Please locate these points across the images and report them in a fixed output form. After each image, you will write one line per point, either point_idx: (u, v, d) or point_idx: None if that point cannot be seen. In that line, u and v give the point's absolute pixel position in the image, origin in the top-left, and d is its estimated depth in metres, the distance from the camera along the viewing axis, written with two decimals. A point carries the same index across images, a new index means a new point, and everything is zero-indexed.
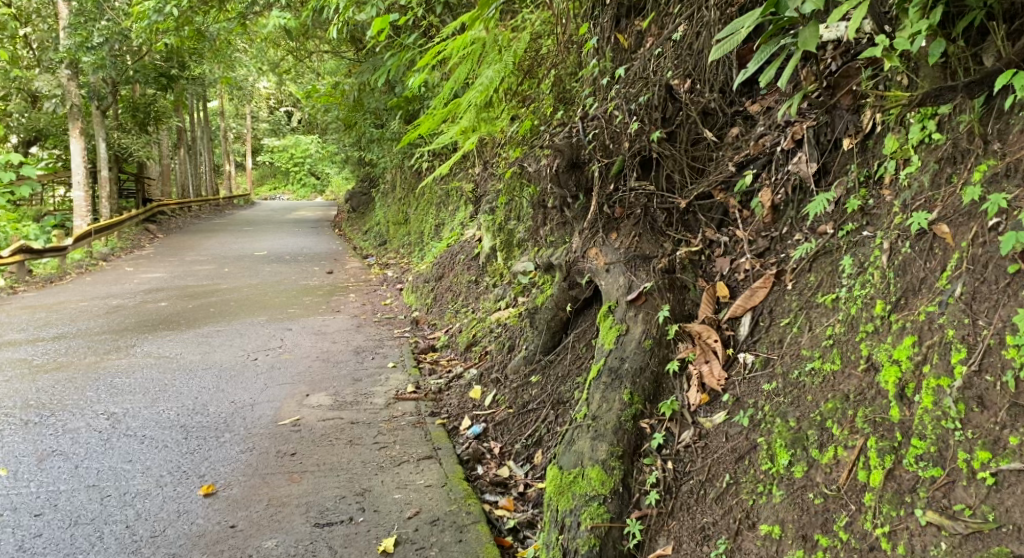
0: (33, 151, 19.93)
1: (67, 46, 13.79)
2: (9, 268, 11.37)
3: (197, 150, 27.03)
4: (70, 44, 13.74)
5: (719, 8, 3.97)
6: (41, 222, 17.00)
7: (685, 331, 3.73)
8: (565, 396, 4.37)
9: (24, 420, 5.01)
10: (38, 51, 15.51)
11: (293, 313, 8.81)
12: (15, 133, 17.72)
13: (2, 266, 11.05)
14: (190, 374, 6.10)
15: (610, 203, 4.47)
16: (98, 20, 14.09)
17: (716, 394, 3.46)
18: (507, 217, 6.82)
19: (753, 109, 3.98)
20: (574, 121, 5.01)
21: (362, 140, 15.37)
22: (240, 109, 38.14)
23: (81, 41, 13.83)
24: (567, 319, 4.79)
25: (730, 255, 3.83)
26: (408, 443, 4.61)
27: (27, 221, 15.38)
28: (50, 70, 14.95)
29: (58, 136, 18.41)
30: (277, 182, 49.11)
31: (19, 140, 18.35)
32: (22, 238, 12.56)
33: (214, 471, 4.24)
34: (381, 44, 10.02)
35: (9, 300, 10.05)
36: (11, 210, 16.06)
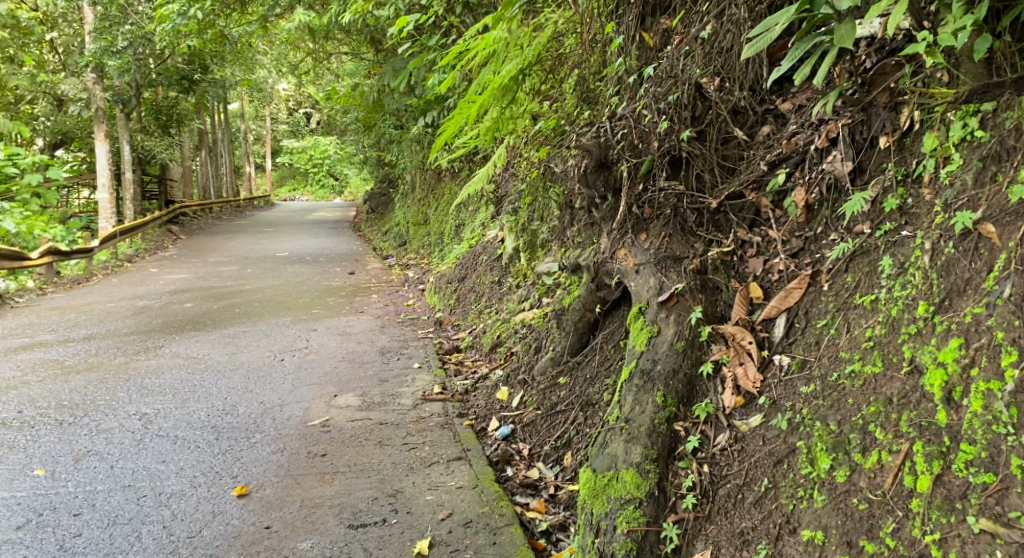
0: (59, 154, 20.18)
1: (93, 50, 14.02)
2: (38, 269, 11.50)
3: (218, 151, 27.26)
4: (96, 48, 14.00)
5: (748, 5, 3.93)
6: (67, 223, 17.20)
7: (718, 333, 3.69)
8: (594, 398, 4.34)
9: (58, 420, 5.05)
10: (64, 55, 15.74)
11: (317, 314, 8.84)
12: (42, 136, 17.95)
13: (31, 267, 11.18)
14: (219, 374, 6.13)
15: (639, 204, 4.39)
16: (122, 24, 14.28)
17: (751, 396, 3.42)
18: (531, 218, 6.79)
19: (784, 107, 3.93)
20: (601, 120, 4.89)
21: (382, 141, 15.43)
22: (260, 110, 38.44)
23: (106, 46, 14.07)
24: (595, 320, 4.75)
25: (764, 255, 3.78)
26: (437, 444, 4.60)
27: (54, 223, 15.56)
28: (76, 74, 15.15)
29: (84, 139, 18.63)
30: (297, 183, 49.43)
31: (45, 143, 18.58)
32: (49, 239, 12.72)
33: (247, 472, 4.25)
34: (401, 46, 10.06)
35: (38, 301, 10.18)
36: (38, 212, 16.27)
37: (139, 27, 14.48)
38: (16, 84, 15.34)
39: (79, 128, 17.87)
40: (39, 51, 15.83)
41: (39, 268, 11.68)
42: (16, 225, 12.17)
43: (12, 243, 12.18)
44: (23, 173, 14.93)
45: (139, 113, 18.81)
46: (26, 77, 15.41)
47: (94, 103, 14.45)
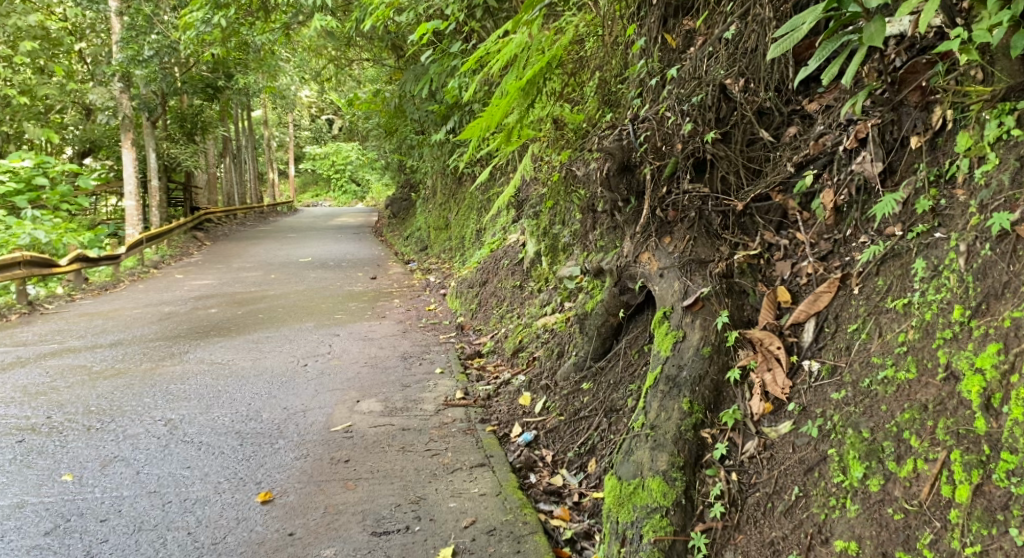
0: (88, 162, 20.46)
1: (121, 60, 14.23)
2: (67, 276, 11.64)
3: (241, 158, 27.50)
4: (122, 58, 14.12)
5: (773, 4, 3.88)
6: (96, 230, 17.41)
7: (745, 338, 3.62)
8: (618, 403, 4.29)
9: (86, 426, 5.08)
10: (92, 66, 15.98)
11: (340, 319, 8.86)
12: (71, 145, 18.20)
13: (60, 274, 11.32)
14: (243, 380, 6.14)
15: (663, 207, 4.33)
16: (149, 34, 14.46)
17: (780, 403, 3.36)
18: (552, 222, 6.74)
19: (811, 108, 3.86)
20: (623, 122, 4.84)
21: (403, 147, 15.47)
22: (284, 117, 38.78)
23: (133, 55, 14.21)
24: (618, 325, 4.70)
25: (791, 258, 3.72)
26: (460, 450, 4.56)
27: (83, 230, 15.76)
28: (104, 83, 15.33)
29: (112, 147, 18.86)
30: (320, 190, 49.78)
31: (75, 152, 18.86)
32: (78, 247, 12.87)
33: (270, 478, 4.25)
34: (422, 51, 10.07)
35: (67, 308, 10.29)
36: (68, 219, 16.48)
37: (165, 37, 14.64)
38: (46, 93, 15.56)
39: (107, 137, 18.10)
40: (69, 62, 16.06)
41: (68, 275, 11.83)
42: (46, 233, 12.33)
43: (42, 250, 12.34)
44: (52, 182, 15.15)
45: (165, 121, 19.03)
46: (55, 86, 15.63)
47: (121, 112, 14.67)
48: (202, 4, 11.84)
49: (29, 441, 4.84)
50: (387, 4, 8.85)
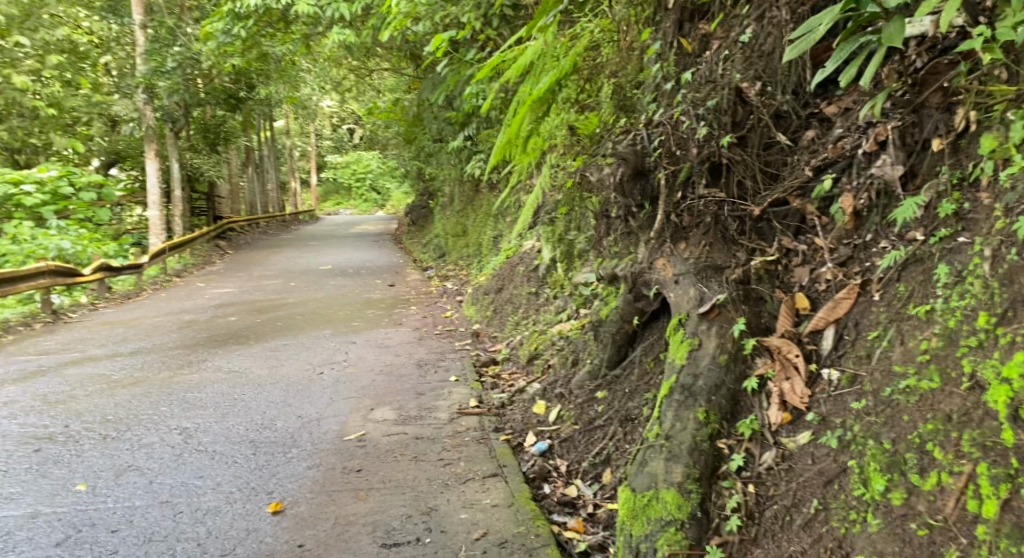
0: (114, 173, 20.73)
1: (144, 71, 14.39)
2: (90, 284, 11.75)
3: (263, 167, 27.73)
4: (146, 69, 14.45)
5: (790, 8, 3.85)
6: (120, 240, 17.60)
7: (763, 345, 3.55)
8: (634, 413, 4.22)
9: (102, 435, 5.08)
10: (120, 78, 16.30)
11: (357, 326, 8.85)
12: (97, 155, 18.44)
13: (84, 283, 11.42)
14: (259, 388, 6.13)
15: (678, 212, 4.26)
16: (171, 46, 14.79)
17: (799, 413, 3.27)
18: (567, 228, 6.67)
19: (829, 111, 3.80)
20: (636, 129, 4.71)
21: (422, 154, 15.50)
22: (305, 127, 39.09)
23: (156, 66, 14.53)
24: (634, 333, 4.63)
25: (810, 264, 3.64)
26: (473, 460, 4.50)
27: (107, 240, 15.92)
28: (128, 95, 15.52)
29: (136, 157, 19.08)
30: (340, 198, 50.09)
31: (101, 163, 19.11)
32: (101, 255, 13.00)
33: (282, 488, 4.21)
34: (440, 60, 10.09)
35: (90, 316, 10.38)
36: (92, 228, 16.67)
37: (187, 49, 14.93)
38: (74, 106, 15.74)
39: (131, 147, 18.29)
40: (94, 74, 16.28)
41: (92, 283, 11.93)
42: (71, 242, 12.46)
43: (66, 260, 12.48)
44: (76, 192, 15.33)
45: (188, 131, 19.21)
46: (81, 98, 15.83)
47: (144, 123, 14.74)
48: (224, 15, 11.94)
49: (45, 450, 4.84)
50: (404, 13, 8.89)
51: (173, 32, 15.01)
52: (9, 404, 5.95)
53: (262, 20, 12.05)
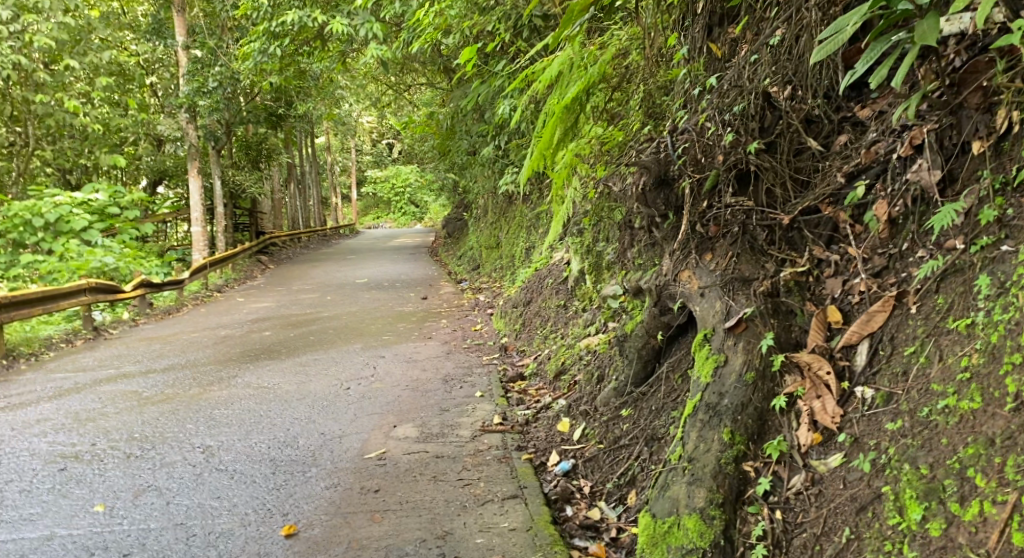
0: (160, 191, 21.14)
1: (186, 91, 14.63)
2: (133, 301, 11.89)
3: (303, 182, 28.03)
4: (189, 90, 14.61)
5: (820, 7, 3.64)
6: (164, 256, 17.89)
7: (792, 361, 3.37)
8: (660, 431, 4.06)
9: (126, 453, 5.06)
10: (163, 98, 16.54)
11: (387, 340, 8.79)
12: (143, 174, 18.79)
13: (125, 299, 11.53)
14: (285, 404, 6.08)
15: (704, 221, 4.10)
16: (213, 66, 14.92)
17: (830, 433, 3.12)
18: (596, 239, 6.51)
19: (863, 114, 3.60)
20: (663, 135, 4.60)
21: (457, 167, 15.47)
22: (346, 142, 39.52)
23: (198, 86, 14.69)
24: (659, 348, 4.46)
25: (843, 275, 3.45)
26: (493, 480, 4.38)
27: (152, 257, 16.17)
28: (172, 114, 15.73)
29: (180, 175, 19.41)
30: (380, 211, 50.54)
31: (148, 182, 19.51)
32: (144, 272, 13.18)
33: (298, 510, 4.13)
34: (472, 72, 10.02)
35: (130, 332, 10.49)
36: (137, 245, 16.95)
37: (228, 68, 15.05)
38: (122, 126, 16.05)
39: (176, 166, 18.59)
40: (140, 95, 16.55)
41: (133, 300, 12.05)
42: (114, 259, 12.63)
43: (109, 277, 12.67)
44: (121, 210, 15.55)
45: (230, 150, 19.46)
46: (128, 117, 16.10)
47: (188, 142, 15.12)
48: (260, 35, 12.01)
49: (70, 470, 4.83)
50: (436, 26, 8.86)
51: (214, 52, 15.22)
52: (41, 421, 5.97)
53: (298, 38, 12.11)
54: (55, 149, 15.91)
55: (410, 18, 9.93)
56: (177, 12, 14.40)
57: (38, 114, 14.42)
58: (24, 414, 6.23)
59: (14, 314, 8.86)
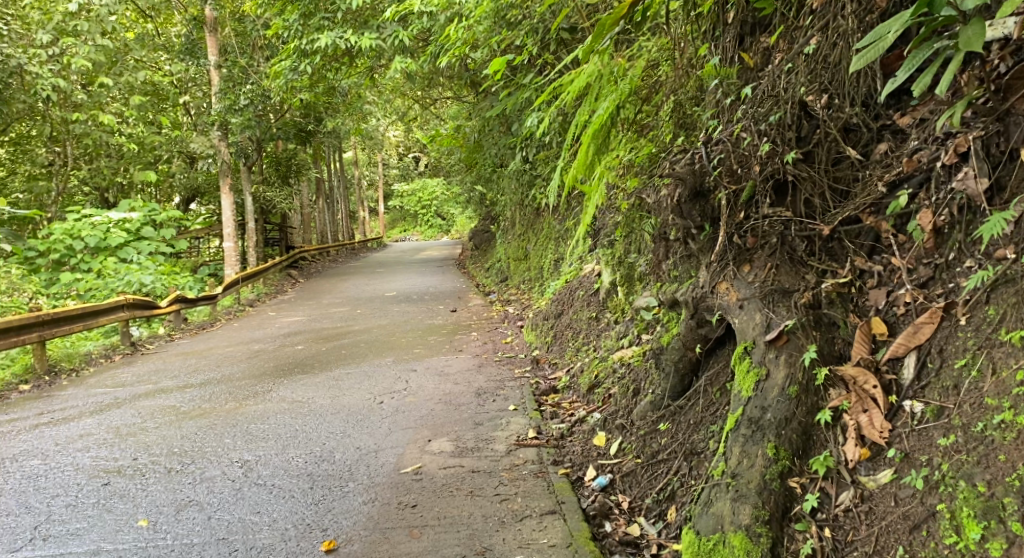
0: (193, 207, 21.43)
1: (219, 109, 14.87)
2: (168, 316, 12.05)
3: (332, 197, 28.28)
4: (221, 107, 14.83)
5: (857, 15, 3.61)
6: (197, 272, 18.13)
7: (836, 375, 3.36)
8: (699, 446, 4.01)
9: (167, 468, 5.10)
10: (195, 116, 16.80)
11: (418, 354, 8.80)
12: (177, 191, 19.06)
13: (161, 315, 11.68)
14: (320, 419, 6.11)
15: (740, 233, 4.03)
16: (244, 84, 15.16)
17: (878, 448, 3.14)
18: (628, 251, 6.47)
19: (903, 122, 3.55)
20: (696, 145, 4.55)
21: (484, 179, 15.51)
22: (373, 156, 39.85)
23: (230, 104, 14.90)
24: (697, 361, 4.41)
25: (887, 286, 3.41)
26: (530, 495, 4.35)
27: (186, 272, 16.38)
28: (204, 132, 15.96)
29: (212, 192, 19.67)
30: (407, 224, 50.85)
31: (181, 199, 19.80)
32: (179, 288, 13.37)
33: (336, 525, 4.13)
34: (500, 84, 10.03)
35: (167, 347, 10.63)
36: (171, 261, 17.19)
37: (258, 86, 15.26)
38: (155, 144, 16.30)
39: (209, 183, 18.85)
40: (172, 114, 16.82)
41: (169, 315, 12.23)
42: (151, 276, 12.83)
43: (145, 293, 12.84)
44: (157, 227, 15.80)
45: (261, 166, 19.69)
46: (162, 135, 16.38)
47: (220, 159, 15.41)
48: (291, 53, 12.18)
49: (113, 484, 4.88)
50: (463, 40, 8.89)
51: (245, 71, 15.45)
52: (83, 437, 6.05)
53: (328, 55, 12.27)
54: (92, 168, 16.35)
55: (438, 32, 10.00)
56: (209, 32, 14.79)
57: (76, 134, 14.79)
58: (66, 430, 6.30)
59: (56, 330, 9.03)
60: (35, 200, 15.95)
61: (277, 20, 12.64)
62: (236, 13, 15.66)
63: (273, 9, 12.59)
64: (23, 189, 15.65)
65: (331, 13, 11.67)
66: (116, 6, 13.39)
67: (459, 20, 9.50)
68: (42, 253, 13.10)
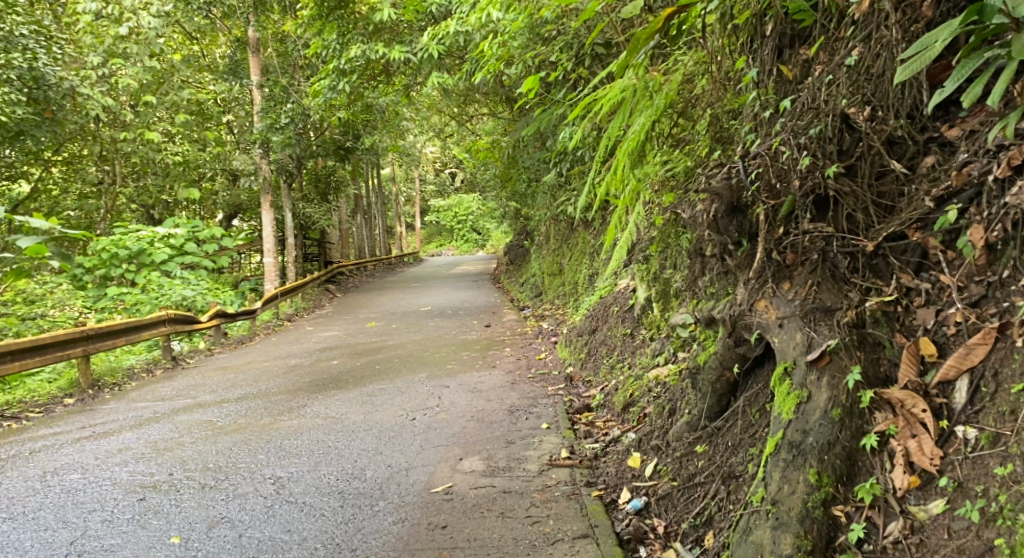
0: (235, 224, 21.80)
1: (260, 128, 15.08)
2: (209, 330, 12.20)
3: (370, 212, 28.53)
4: (262, 126, 15.05)
5: (901, 25, 3.49)
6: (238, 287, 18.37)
7: (882, 399, 3.26)
8: (738, 469, 3.89)
9: (201, 484, 5.10)
10: (237, 135, 17.09)
11: (452, 370, 8.74)
12: (219, 208, 19.39)
13: (202, 329, 11.84)
14: (352, 435, 6.08)
15: (780, 248, 3.91)
16: (285, 103, 15.36)
17: (929, 477, 3.03)
18: (663, 266, 6.33)
19: (951, 134, 3.42)
20: (733, 159, 4.43)
21: (519, 195, 15.47)
22: (410, 172, 40.28)
23: (272, 123, 15.12)
24: (735, 381, 4.28)
25: (935, 304, 3.29)
26: (563, 518, 4.26)
27: (226, 287, 16.59)
28: (246, 150, 16.22)
29: (252, 208, 19.96)
30: (443, 240, 51.18)
31: (223, 215, 20.14)
32: (220, 303, 13.54)
33: (366, 545, 4.08)
34: (534, 100, 10.02)
35: (207, 361, 10.75)
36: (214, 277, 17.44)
37: (299, 105, 15.46)
38: (200, 161, 16.62)
39: (251, 200, 19.16)
40: (216, 133, 17.15)
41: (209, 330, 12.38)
42: (193, 291, 13.01)
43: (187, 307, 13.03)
44: (199, 243, 16.05)
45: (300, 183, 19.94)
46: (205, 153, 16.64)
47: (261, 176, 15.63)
48: (330, 72, 12.29)
49: (148, 500, 4.89)
50: (498, 56, 8.90)
51: (285, 90, 15.63)
52: (122, 451, 6.10)
53: (366, 73, 12.39)
54: (138, 186, 16.72)
55: (472, 50, 10.03)
56: (251, 53, 15.11)
57: (125, 152, 15.27)
58: (107, 444, 6.37)
59: (99, 345, 9.15)
60: (85, 217, 16.31)
61: (316, 38, 12.80)
62: (278, 34, 15.97)
63: (313, 29, 12.76)
64: (74, 206, 16.07)
65: (367, 32, 11.78)
66: (163, 29, 13.72)
67: (493, 37, 9.53)
68: (89, 269, 13.38)
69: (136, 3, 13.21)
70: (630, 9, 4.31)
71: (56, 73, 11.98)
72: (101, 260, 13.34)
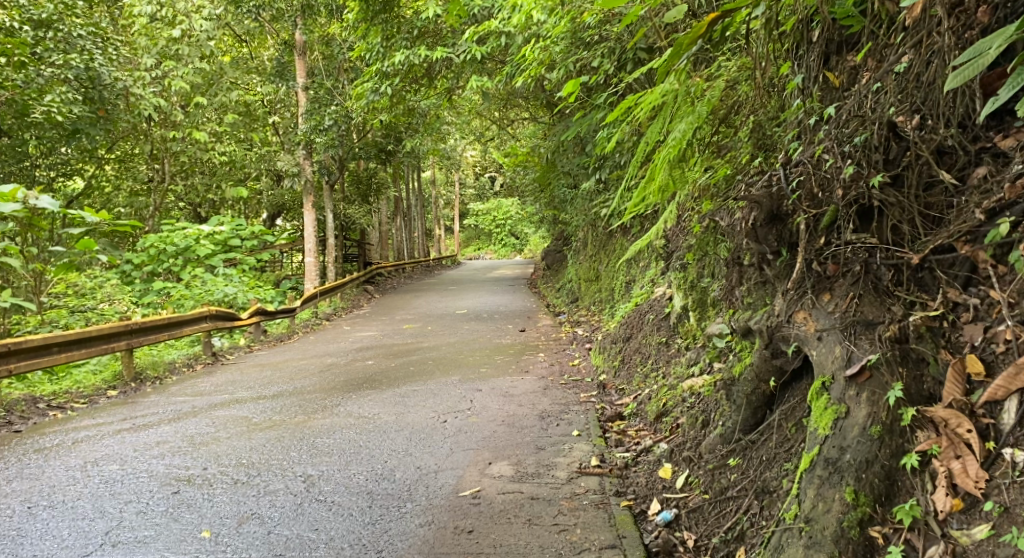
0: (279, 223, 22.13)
1: (304, 129, 15.19)
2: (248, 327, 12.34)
3: (409, 214, 28.61)
4: (306, 128, 15.14)
5: (954, 31, 3.36)
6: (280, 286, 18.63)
7: (925, 417, 3.16)
8: (772, 484, 3.80)
9: (234, 479, 5.14)
10: (283, 136, 17.36)
11: (485, 373, 8.73)
12: (263, 207, 19.67)
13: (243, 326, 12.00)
14: (383, 435, 6.08)
15: (821, 259, 3.83)
16: (329, 105, 15.39)
17: (972, 500, 2.92)
18: (700, 274, 6.21)
19: (1005, 145, 3.28)
20: (774, 167, 4.33)
21: (557, 200, 15.39)
22: (451, 176, 40.60)
23: (316, 125, 15.14)
24: (772, 394, 4.18)
25: (984, 321, 3.16)
26: (591, 527, 4.20)
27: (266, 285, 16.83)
28: (291, 150, 16.38)
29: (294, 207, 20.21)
30: (481, 243, 51.50)
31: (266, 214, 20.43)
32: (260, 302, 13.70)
33: (392, 547, 4.07)
34: (574, 104, 9.96)
35: (245, 358, 10.89)
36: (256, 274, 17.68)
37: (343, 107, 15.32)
38: (246, 161, 16.86)
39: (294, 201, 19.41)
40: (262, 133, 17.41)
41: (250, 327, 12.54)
42: (234, 288, 13.18)
43: (230, 305, 13.22)
44: None
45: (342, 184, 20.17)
46: (251, 153, 16.90)
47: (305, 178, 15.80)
48: (374, 74, 12.36)
49: (182, 493, 4.94)
50: (540, 60, 8.85)
51: (330, 92, 15.76)
52: (160, 443, 6.18)
53: (408, 77, 12.40)
54: (187, 184, 16.94)
55: (515, 53, 9.97)
56: (297, 55, 15.26)
57: (174, 152, 15.52)
58: (146, 436, 6.46)
59: (143, 338, 9.32)
60: (135, 214, 16.67)
61: (360, 41, 12.87)
62: (324, 37, 16.14)
63: (358, 32, 12.83)
64: (125, 204, 16.07)
65: (411, 35, 11.85)
66: (215, 32, 13.96)
67: (536, 41, 9.47)
68: (137, 265, 13.55)
69: (189, 6, 13.47)
70: (673, 13, 4.16)
71: (111, 73, 12.18)
72: (149, 257, 13.44)
